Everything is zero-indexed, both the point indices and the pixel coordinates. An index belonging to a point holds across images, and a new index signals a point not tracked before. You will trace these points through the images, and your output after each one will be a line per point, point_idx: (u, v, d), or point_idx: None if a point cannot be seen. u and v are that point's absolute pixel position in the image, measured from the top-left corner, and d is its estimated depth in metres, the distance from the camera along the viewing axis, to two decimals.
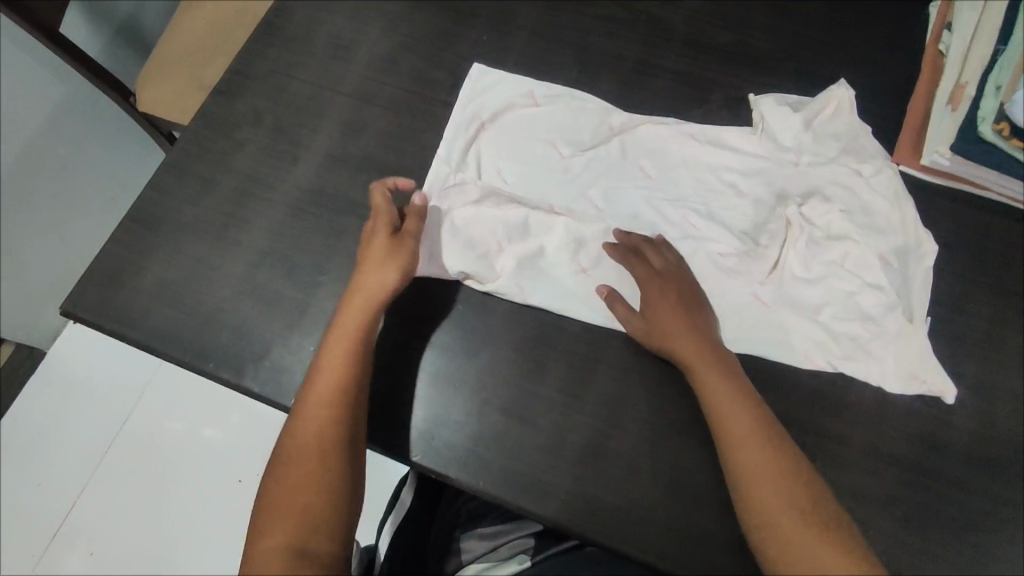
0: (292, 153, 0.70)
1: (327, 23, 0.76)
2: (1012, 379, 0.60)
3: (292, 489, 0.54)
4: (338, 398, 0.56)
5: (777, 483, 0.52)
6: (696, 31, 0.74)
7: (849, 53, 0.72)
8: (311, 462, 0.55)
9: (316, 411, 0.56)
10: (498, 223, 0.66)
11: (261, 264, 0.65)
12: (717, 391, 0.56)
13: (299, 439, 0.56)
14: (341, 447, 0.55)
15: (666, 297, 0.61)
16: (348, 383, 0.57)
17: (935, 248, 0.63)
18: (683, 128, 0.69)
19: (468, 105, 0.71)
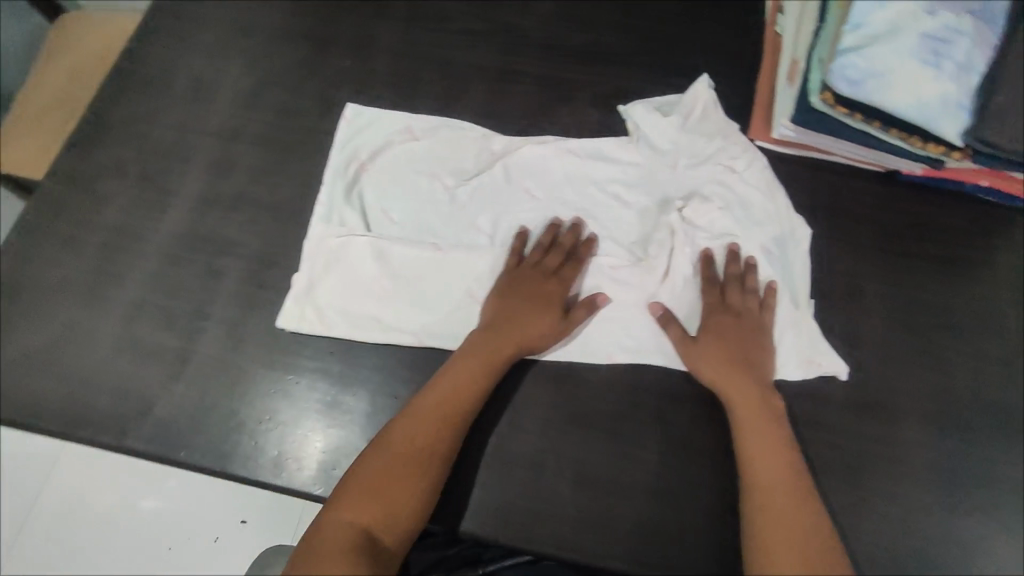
0: (160, 200, 0.68)
1: (184, 64, 0.75)
2: (875, 325, 0.64)
3: (368, 479, 0.53)
4: (457, 405, 0.57)
5: (778, 485, 0.54)
6: (553, 35, 0.77)
7: (697, 42, 0.77)
8: (408, 477, 0.53)
9: (435, 407, 0.57)
10: (388, 258, 0.66)
11: (136, 318, 0.62)
12: (756, 437, 0.56)
13: (419, 431, 0.55)
14: (440, 463, 0.55)
15: (730, 336, 0.60)
16: (477, 392, 0.58)
17: (810, 231, 0.67)
18: (564, 146, 0.70)
19: (347, 146, 0.70)
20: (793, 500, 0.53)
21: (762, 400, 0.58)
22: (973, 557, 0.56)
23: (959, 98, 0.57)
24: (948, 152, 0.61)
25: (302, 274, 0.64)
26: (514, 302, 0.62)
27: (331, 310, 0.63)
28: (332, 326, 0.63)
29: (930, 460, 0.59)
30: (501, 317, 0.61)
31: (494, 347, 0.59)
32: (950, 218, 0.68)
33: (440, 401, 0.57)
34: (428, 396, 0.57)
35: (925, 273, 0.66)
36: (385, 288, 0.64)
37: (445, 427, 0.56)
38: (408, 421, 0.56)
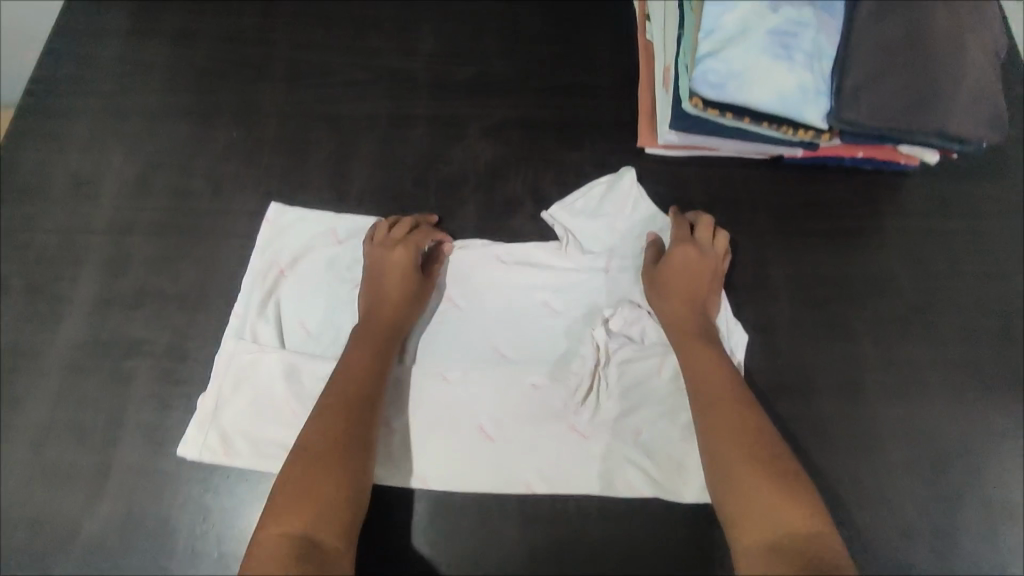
0: (54, 312, 0.65)
1: (62, 162, 0.72)
2: (782, 310, 0.67)
3: (289, 487, 0.50)
4: (352, 403, 0.56)
5: (725, 420, 0.54)
6: (437, 73, 0.77)
7: (578, 59, 0.78)
8: (331, 455, 0.52)
9: (331, 418, 0.55)
10: (300, 379, 0.62)
11: (47, 441, 0.60)
12: (713, 371, 0.58)
13: (314, 442, 0.53)
14: (360, 444, 0.54)
15: (695, 270, 0.64)
16: (364, 392, 0.57)
17: (746, 337, 0.65)
18: (488, 251, 0.68)
19: (265, 252, 0.67)
20: (739, 422, 0.54)
21: (697, 343, 0.60)
22: (903, 512, 0.60)
23: (816, 85, 0.60)
24: (818, 135, 0.63)
25: (209, 397, 0.61)
26: (366, 336, 0.61)
27: (237, 437, 0.60)
28: (236, 455, 0.59)
29: (851, 429, 0.62)
30: (359, 339, 0.60)
31: (378, 353, 0.60)
32: (836, 191, 0.72)
33: (324, 409, 0.55)
34: (315, 415, 0.55)
35: (820, 251, 0.69)
36: (296, 411, 0.61)
37: (342, 432, 0.54)
38: (307, 435, 0.54)
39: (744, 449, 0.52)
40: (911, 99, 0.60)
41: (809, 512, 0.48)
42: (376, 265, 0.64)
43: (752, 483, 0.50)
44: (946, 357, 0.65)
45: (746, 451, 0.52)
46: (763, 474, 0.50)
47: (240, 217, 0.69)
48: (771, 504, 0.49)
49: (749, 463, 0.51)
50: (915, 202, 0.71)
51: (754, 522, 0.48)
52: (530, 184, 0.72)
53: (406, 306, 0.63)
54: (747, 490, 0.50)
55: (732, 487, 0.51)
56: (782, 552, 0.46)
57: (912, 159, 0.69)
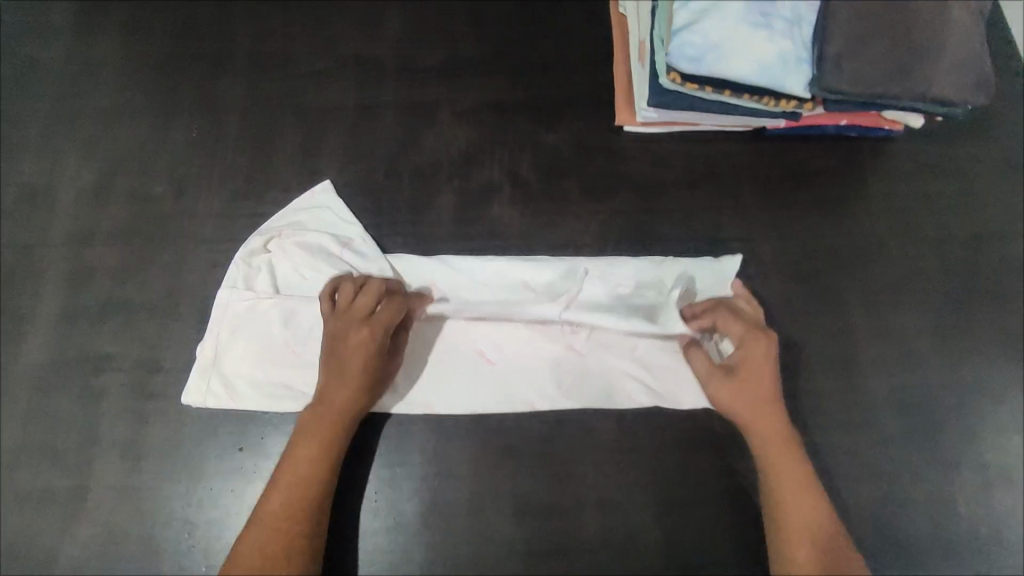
0: (17, 330, 0.62)
1: (14, 171, 0.68)
2: (770, 284, 0.65)
3: (248, 562, 0.49)
4: (311, 480, 0.53)
5: (786, 469, 0.54)
6: (404, 58, 0.74)
7: (549, 36, 0.75)
8: (293, 517, 0.51)
9: (294, 495, 0.52)
10: (296, 320, 0.61)
11: (19, 464, 0.58)
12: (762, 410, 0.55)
13: (273, 520, 0.51)
14: (317, 503, 0.52)
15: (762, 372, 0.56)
16: (324, 480, 0.53)
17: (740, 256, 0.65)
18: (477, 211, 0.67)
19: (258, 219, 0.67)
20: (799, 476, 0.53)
21: (756, 368, 0.56)
22: (899, 485, 0.59)
23: (796, 53, 0.58)
24: (800, 105, 0.61)
25: (206, 347, 0.60)
26: (323, 419, 0.55)
27: (239, 382, 0.59)
28: (239, 397, 0.59)
29: (844, 404, 0.61)
30: (312, 419, 0.55)
31: (350, 396, 0.55)
32: (821, 160, 0.70)
33: (291, 468, 0.53)
34: (276, 490, 0.52)
35: (805, 221, 0.68)
36: (295, 352, 0.60)
37: (298, 514, 0.51)
38: (263, 510, 0.51)
39: (808, 507, 0.52)
40: (895, 64, 0.58)
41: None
42: (337, 353, 0.56)
43: (811, 543, 0.51)
44: (936, 325, 0.64)
45: (807, 512, 0.52)
46: (818, 533, 0.51)
47: (206, 220, 0.66)
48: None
49: (808, 530, 0.51)
50: (900, 168, 0.70)
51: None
52: (507, 168, 0.69)
53: (379, 359, 0.57)
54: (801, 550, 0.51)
55: (790, 536, 0.52)
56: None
57: (897, 124, 0.68)
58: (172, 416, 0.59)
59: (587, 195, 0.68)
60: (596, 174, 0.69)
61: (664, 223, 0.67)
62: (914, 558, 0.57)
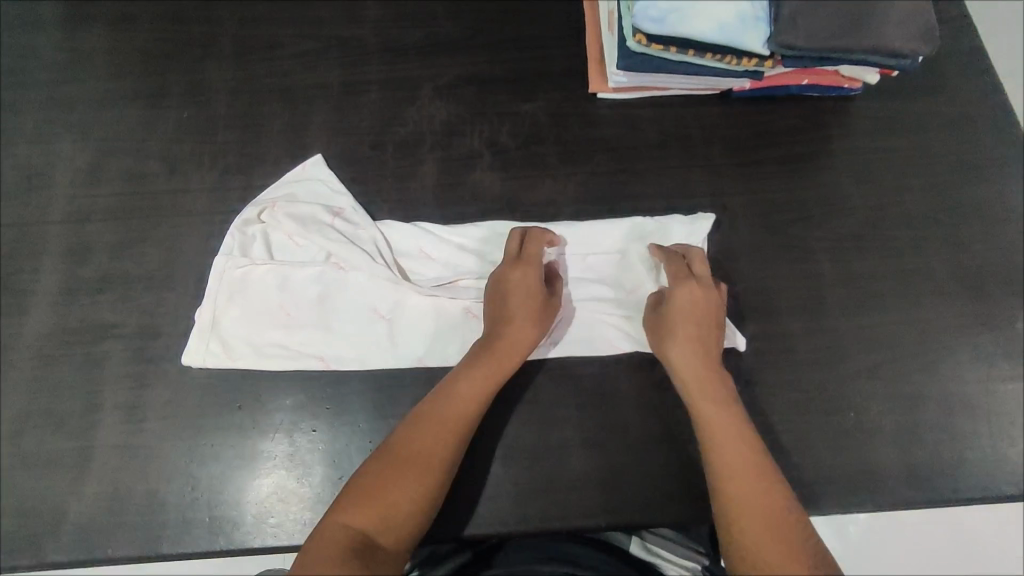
0: (19, 305, 0.64)
1: (12, 156, 0.71)
2: (742, 236, 0.68)
3: (373, 485, 0.51)
4: (456, 424, 0.55)
5: (718, 418, 0.55)
6: (385, 37, 0.76)
7: (525, 12, 0.78)
8: (432, 460, 0.53)
9: (433, 434, 0.54)
10: (291, 285, 0.64)
11: (25, 429, 0.60)
12: (716, 415, 0.55)
13: (411, 453, 0.52)
14: (449, 460, 0.53)
15: (692, 324, 0.59)
16: (466, 432, 0.55)
17: (713, 215, 0.68)
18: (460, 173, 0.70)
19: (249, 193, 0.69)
20: (732, 421, 0.54)
21: (708, 380, 0.57)
22: (869, 417, 0.62)
23: (754, 12, 0.61)
24: (761, 63, 0.65)
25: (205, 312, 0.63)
26: (503, 351, 0.58)
27: (237, 342, 0.62)
28: (237, 356, 0.62)
29: (815, 344, 0.64)
30: (489, 357, 0.57)
31: (505, 362, 0.58)
32: (786, 121, 0.73)
33: (440, 414, 0.55)
34: (419, 424, 0.54)
35: (773, 176, 0.71)
36: (291, 314, 0.63)
37: (438, 456, 0.53)
38: (401, 440, 0.53)
39: (743, 451, 0.53)
40: (845, 20, 0.62)
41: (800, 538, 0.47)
42: (510, 295, 0.60)
43: (749, 483, 0.51)
44: (899, 268, 0.67)
45: (745, 461, 0.52)
46: (755, 476, 0.51)
47: (200, 194, 0.69)
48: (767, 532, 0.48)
49: (743, 471, 0.52)
50: (861, 124, 0.73)
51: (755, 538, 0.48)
52: (487, 137, 0.72)
53: (538, 321, 0.59)
54: (740, 492, 0.51)
55: (729, 482, 0.52)
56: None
57: (856, 82, 0.71)
58: (173, 379, 0.61)
59: (564, 160, 0.71)
60: (572, 140, 0.72)
61: (636, 182, 0.70)
62: (885, 483, 0.60)
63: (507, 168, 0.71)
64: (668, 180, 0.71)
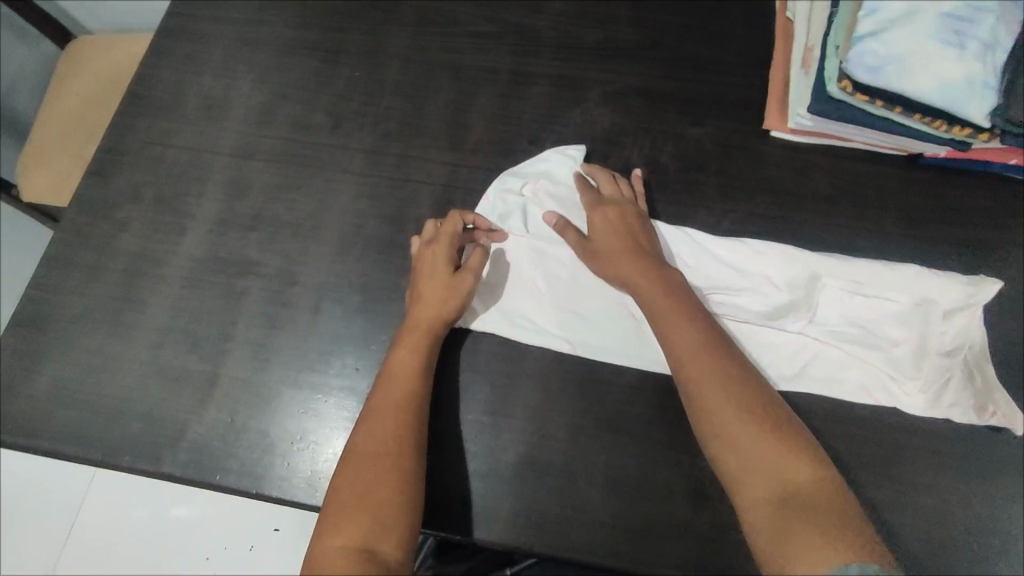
0: (179, 225, 0.68)
1: (196, 84, 0.75)
2: None
3: (350, 496, 0.51)
4: (405, 404, 0.56)
5: (682, 343, 0.55)
6: (563, 33, 0.75)
7: (712, 32, 0.74)
8: (388, 459, 0.53)
9: (386, 427, 0.54)
10: (524, 269, 0.65)
11: (164, 342, 0.63)
12: (676, 337, 0.55)
13: (365, 459, 0.53)
14: (407, 453, 0.54)
15: (622, 256, 0.61)
16: (418, 404, 0.56)
17: (998, 282, 0.60)
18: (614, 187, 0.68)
19: (403, 163, 0.70)
20: (700, 349, 0.54)
21: (661, 297, 0.58)
22: (1012, 547, 0.56)
23: (985, 77, 0.55)
24: (975, 134, 0.58)
25: (346, 275, 0.65)
26: (424, 323, 0.59)
27: (370, 307, 0.64)
28: (366, 321, 0.63)
29: (966, 452, 0.58)
30: (407, 340, 0.59)
31: (419, 343, 0.59)
32: (979, 200, 0.66)
33: (393, 406, 0.55)
34: (368, 420, 0.55)
35: (953, 257, 0.64)
36: (540, 289, 0.64)
37: (393, 441, 0.54)
38: (356, 448, 0.54)
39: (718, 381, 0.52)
40: None
41: (803, 458, 0.48)
42: (422, 276, 0.61)
43: (718, 403, 0.51)
44: None
45: (707, 374, 0.52)
46: (727, 390, 0.51)
47: (356, 154, 0.70)
48: (770, 453, 0.48)
49: (722, 403, 0.51)
50: None
51: (756, 475, 0.48)
52: (648, 154, 0.69)
53: (455, 293, 0.60)
54: (723, 427, 0.50)
55: (705, 409, 0.51)
56: (790, 502, 0.46)
57: None
58: (301, 328, 0.63)
59: (724, 193, 0.68)
60: (736, 173, 0.68)
61: (798, 231, 0.66)
62: None
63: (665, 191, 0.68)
64: (834, 237, 0.66)
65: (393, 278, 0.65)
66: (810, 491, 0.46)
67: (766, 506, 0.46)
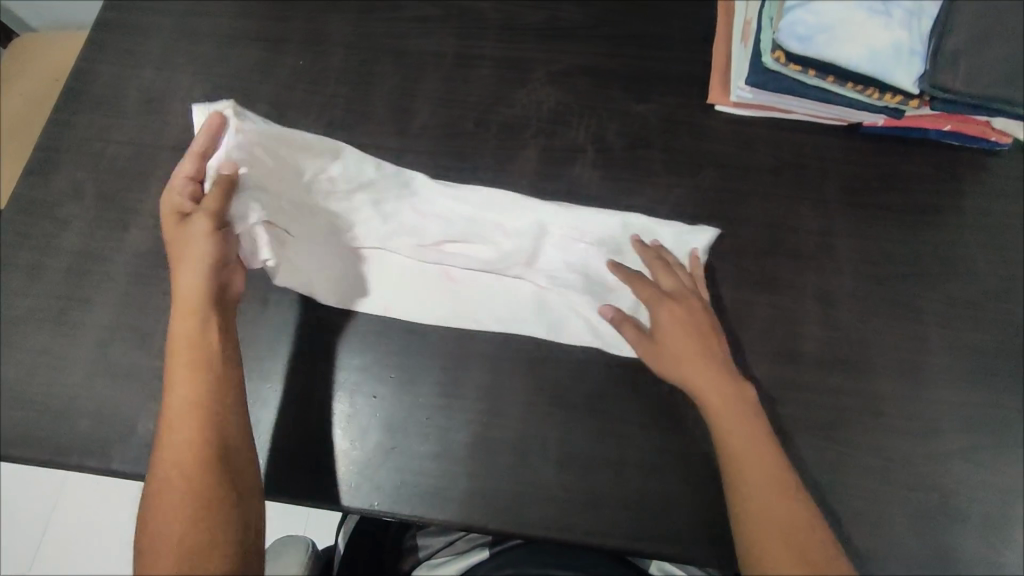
0: (122, 221, 0.67)
1: (135, 78, 0.73)
2: (844, 281, 0.64)
3: (173, 478, 0.50)
4: (182, 415, 0.51)
5: (754, 459, 0.53)
6: (507, 14, 0.75)
7: (655, 9, 0.75)
8: (189, 475, 0.49)
9: (186, 436, 0.51)
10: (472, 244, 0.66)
11: (110, 340, 0.63)
12: (743, 454, 0.54)
13: (167, 483, 0.50)
14: (209, 458, 0.50)
15: (688, 351, 0.58)
16: (206, 398, 0.52)
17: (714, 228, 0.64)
18: (561, 167, 0.68)
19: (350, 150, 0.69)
20: (778, 485, 0.52)
21: (731, 406, 0.56)
22: (955, 501, 0.57)
23: (911, 43, 0.56)
24: (906, 101, 0.60)
25: None
26: (183, 308, 0.55)
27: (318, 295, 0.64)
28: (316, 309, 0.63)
29: (907, 412, 0.59)
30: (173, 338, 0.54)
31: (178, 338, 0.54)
32: (916, 166, 0.68)
33: (166, 419, 0.52)
34: (175, 392, 0.52)
35: (893, 222, 0.66)
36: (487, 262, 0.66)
37: (196, 418, 0.51)
38: (157, 471, 0.50)
39: (788, 516, 0.51)
40: (1013, 69, 0.57)
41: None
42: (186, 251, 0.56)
43: (774, 530, 0.51)
44: (1012, 346, 0.62)
45: (773, 498, 0.52)
46: (789, 519, 0.51)
47: None
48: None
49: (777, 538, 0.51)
50: (1000, 182, 0.67)
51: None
52: (594, 132, 0.70)
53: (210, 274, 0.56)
54: (776, 557, 0.50)
55: (757, 530, 0.51)
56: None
57: (1004, 136, 0.66)
58: (250, 319, 0.63)
59: (670, 170, 0.68)
60: (681, 149, 0.69)
61: (742, 203, 0.67)
62: None
63: (612, 168, 0.68)
64: (778, 208, 0.67)
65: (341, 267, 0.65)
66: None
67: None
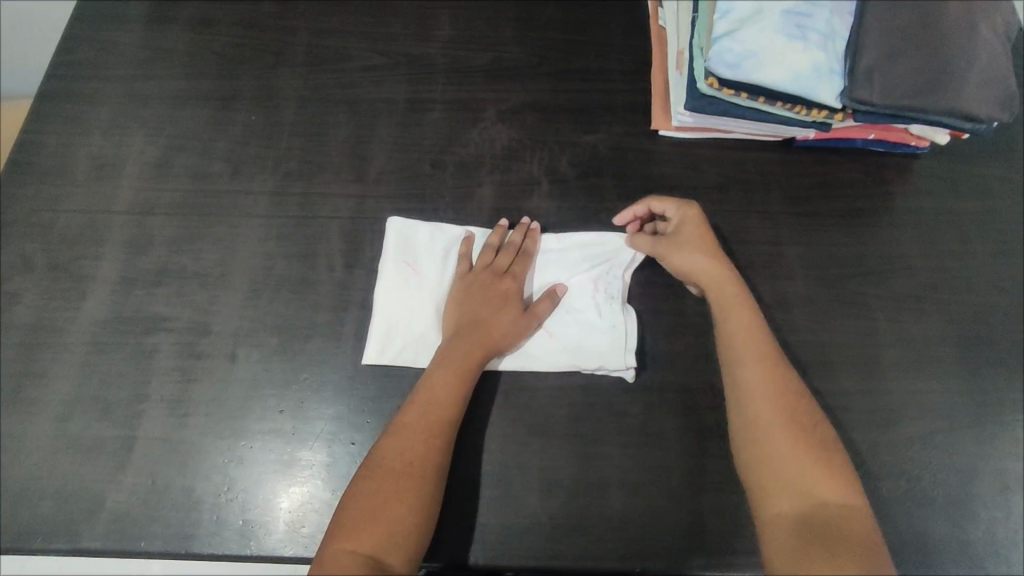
0: (77, 289, 0.66)
1: (84, 144, 0.73)
2: (796, 286, 0.67)
3: (386, 475, 0.52)
4: (443, 405, 0.56)
5: (746, 350, 0.57)
6: (453, 58, 0.77)
7: (593, 45, 0.79)
8: (406, 466, 0.53)
9: (422, 419, 0.55)
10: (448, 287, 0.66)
11: (71, 413, 0.61)
12: (744, 347, 0.57)
13: (391, 470, 0.52)
14: (436, 451, 0.54)
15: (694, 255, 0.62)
16: (460, 388, 0.57)
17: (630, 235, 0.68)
18: (519, 201, 0.71)
19: (309, 200, 0.70)
20: (767, 365, 0.55)
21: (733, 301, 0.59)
22: (922, 486, 0.60)
23: (831, 63, 0.61)
24: (832, 115, 0.65)
25: (260, 318, 0.64)
26: (466, 361, 0.58)
27: (286, 346, 0.63)
28: (287, 361, 0.63)
29: (868, 405, 0.62)
30: (475, 342, 0.60)
31: (487, 337, 0.60)
32: (848, 173, 0.73)
33: (428, 397, 0.57)
34: (438, 374, 0.58)
35: (834, 227, 0.70)
36: None
37: (461, 389, 0.57)
38: (387, 455, 0.53)
39: (781, 403, 0.53)
40: (923, 79, 0.61)
41: (844, 482, 0.50)
42: (479, 287, 0.63)
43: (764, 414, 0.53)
44: (955, 333, 0.66)
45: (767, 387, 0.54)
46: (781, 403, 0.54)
47: (260, 197, 0.70)
48: (813, 472, 0.50)
49: (780, 418, 0.53)
50: (925, 182, 0.72)
51: (788, 485, 0.50)
52: (547, 165, 0.72)
53: (506, 338, 0.61)
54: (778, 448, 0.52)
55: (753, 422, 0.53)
56: (813, 518, 0.49)
57: (923, 141, 0.70)
58: (219, 377, 0.62)
59: (621, 195, 0.71)
60: (631, 174, 0.72)
61: None
62: (933, 559, 0.57)
63: (567, 198, 0.71)
64: (727, 222, 0.70)
65: (309, 315, 0.64)
66: (843, 512, 0.49)
67: (788, 515, 0.49)
